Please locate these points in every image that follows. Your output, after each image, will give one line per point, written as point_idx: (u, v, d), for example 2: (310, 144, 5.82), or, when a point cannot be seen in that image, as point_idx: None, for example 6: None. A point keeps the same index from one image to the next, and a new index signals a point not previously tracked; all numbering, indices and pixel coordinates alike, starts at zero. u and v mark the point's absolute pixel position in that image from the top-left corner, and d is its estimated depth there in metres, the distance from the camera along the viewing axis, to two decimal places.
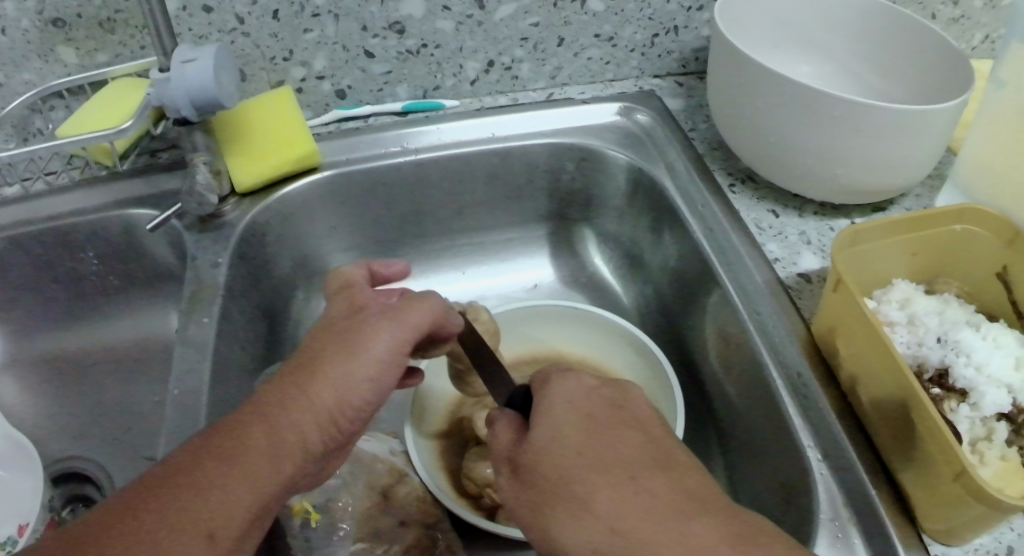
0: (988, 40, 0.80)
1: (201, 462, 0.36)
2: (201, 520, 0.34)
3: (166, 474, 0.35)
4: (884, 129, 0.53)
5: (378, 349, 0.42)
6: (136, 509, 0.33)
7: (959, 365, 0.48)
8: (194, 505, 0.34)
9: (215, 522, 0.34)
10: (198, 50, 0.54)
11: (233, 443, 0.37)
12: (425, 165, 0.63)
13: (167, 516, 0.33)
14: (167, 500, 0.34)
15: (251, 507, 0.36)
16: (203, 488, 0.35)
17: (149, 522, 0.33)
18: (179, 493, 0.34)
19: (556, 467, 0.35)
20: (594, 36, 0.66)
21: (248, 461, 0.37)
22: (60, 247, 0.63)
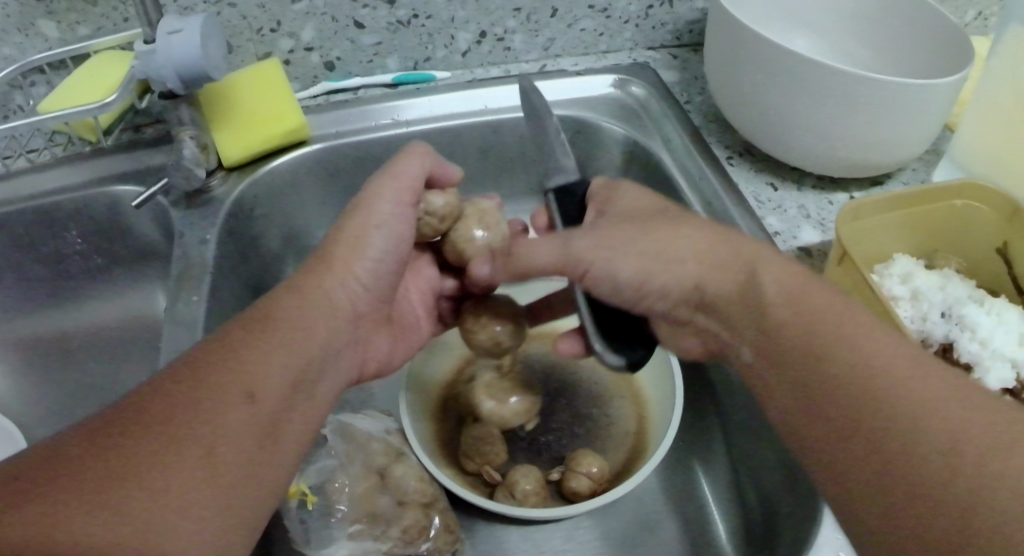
0: (980, 17, 0.79)
1: (228, 346, 0.37)
2: (237, 381, 0.35)
3: (187, 362, 0.36)
4: (884, 103, 0.52)
5: (382, 204, 0.46)
6: (160, 390, 0.34)
7: (963, 341, 0.49)
8: (221, 381, 0.35)
9: (248, 390, 0.36)
10: (184, 20, 0.53)
11: (257, 327, 0.39)
12: (416, 138, 0.62)
13: (225, 377, 0.35)
14: (200, 373, 0.35)
15: (282, 380, 0.38)
16: (235, 358, 0.36)
17: (177, 394, 0.34)
18: (204, 372, 0.35)
19: None
20: (588, 7, 0.65)
21: (272, 341, 0.39)
22: (44, 226, 0.61)
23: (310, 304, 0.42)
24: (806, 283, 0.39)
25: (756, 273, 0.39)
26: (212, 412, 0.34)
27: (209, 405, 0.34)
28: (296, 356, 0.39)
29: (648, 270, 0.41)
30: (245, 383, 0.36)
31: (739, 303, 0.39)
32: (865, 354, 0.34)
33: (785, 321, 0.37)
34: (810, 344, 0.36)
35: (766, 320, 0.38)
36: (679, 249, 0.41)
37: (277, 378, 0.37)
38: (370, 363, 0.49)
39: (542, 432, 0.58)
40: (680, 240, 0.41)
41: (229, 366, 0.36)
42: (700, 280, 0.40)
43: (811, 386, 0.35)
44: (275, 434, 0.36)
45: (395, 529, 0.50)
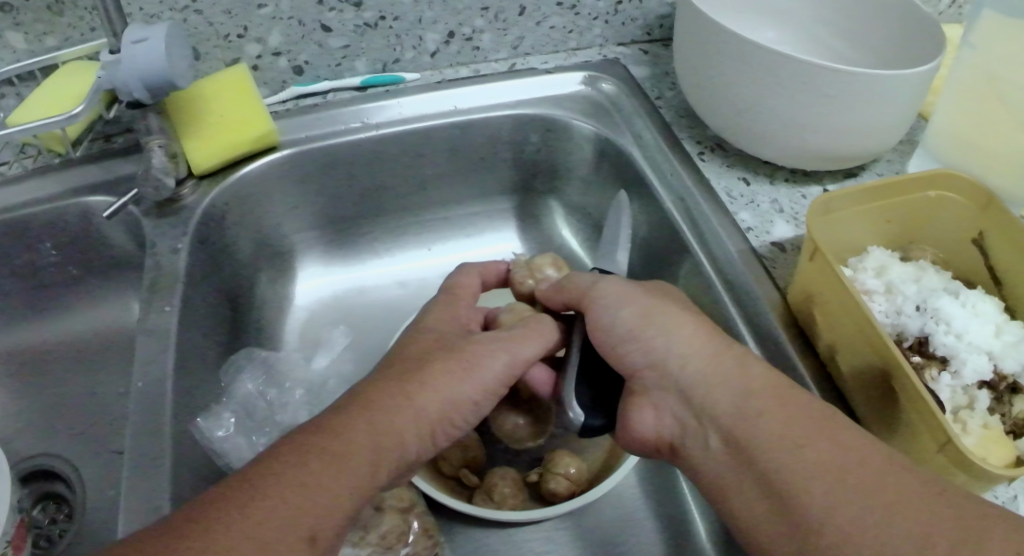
0: (954, 4, 0.79)
1: (305, 468, 0.35)
2: (305, 523, 0.33)
3: (272, 464, 0.35)
4: (852, 94, 0.52)
5: (487, 373, 0.44)
6: (245, 496, 0.33)
7: (939, 334, 0.47)
8: (305, 494, 0.34)
9: (315, 526, 0.33)
10: (148, 29, 0.52)
11: (345, 430, 0.37)
12: (386, 141, 0.62)
13: (285, 509, 0.33)
14: (270, 497, 0.33)
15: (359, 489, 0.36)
16: (306, 489, 0.34)
17: (263, 502, 0.33)
18: (288, 479, 0.34)
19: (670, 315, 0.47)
20: (557, 4, 0.65)
21: (357, 446, 0.37)
22: (16, 239, 0.61)
23: (412, 404, 0.41)
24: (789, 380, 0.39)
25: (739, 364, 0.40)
26: (283, 548, 0.32)
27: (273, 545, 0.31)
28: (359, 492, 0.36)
29: (664, 316, 0.44)
30: (310, 525, 0.33)
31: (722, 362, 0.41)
32: (847, 450, 0.34)
33: (761, 410, 0.37)
34: (775, 424, 0.36)
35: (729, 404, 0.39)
36: (664, 311, 0.44)
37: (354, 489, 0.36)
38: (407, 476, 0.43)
39: None
40: (676, 311, 0.44)
41: (295, 498, 0.33)
42: (700, 360, 0.41)
43: (775, 486, 0.35)
44: None
45: (373, 534, 0.49)
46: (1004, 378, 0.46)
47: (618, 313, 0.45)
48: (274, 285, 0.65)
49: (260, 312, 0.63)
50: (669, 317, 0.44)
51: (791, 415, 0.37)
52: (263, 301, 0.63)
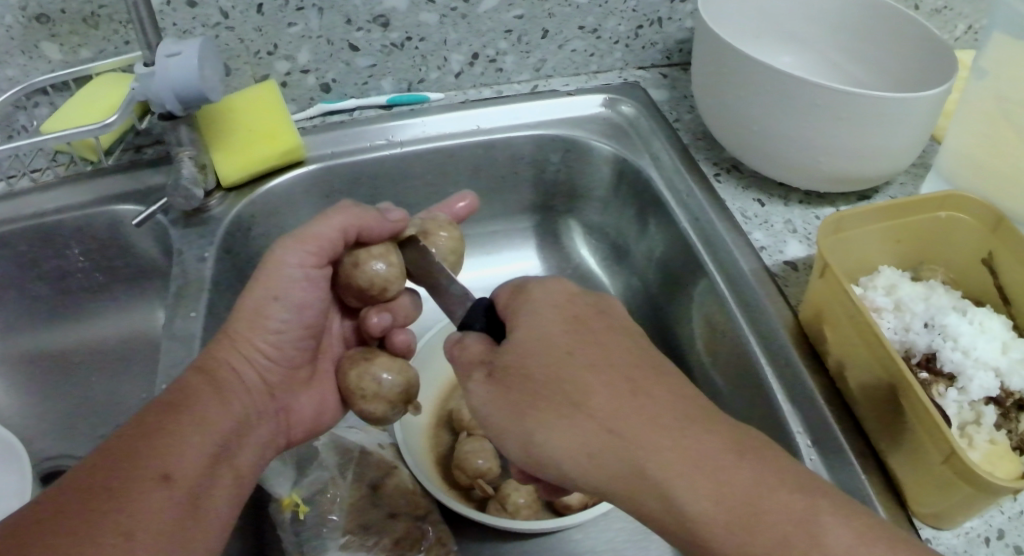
0: (970, 31, 0.80)
1: (158, 423, 0.40)
2: (161, 464, 0.38)
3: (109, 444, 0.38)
4: (868, 120, 0.53)
5: (293, 275, 0.47)
6: (94, 473, 0.36)
7: (946, 350, 0.48)
8: (164, 445, 0.39)
9: (166, 466, 0.38)
10: (182, 43, 0.53)
11: (178, 403, 0.42)
12: (410, 158, 0.64)
13: (145, 454, 0.38)
14: (132, 449, 0.38)
15: (210, 449, 0.41)
16: (165, 438, 0.39)
17: (114, 469, 0.36)
18: (137, 447, 0.38)
19: (544, 370, 0.36)
20: (578, 28, 0.66)
21: (195, 413, 0.42)
22: (46, 244, 0.62)
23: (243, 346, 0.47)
24: (695, 448, 0.32)
25: (660, 483, 0.32)
26: (146, 478, 0.37)
27: (136, 485, 0.36)
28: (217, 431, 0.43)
29: (540, 438, 0.35)
30: (163, 468, 0.38)
31: (644, 496, 0.32)
32: (754, 509, 0.30)
33: (688, 508, 0.31)
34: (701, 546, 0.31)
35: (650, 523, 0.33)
36: (543, 436, 0.35)
37: (204, 447, 0.41)
38: (297, 429, 0.51)
39: None
40: (551, 429, 0.34)
41: (152, 446, 0.38)
42: (597, 465, 0.33)
43: None
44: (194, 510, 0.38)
45: (387, 539, 0.51)
46: (1011, 395, 0.46)
47: (510, 451, 0.37)
48: None
49: None
50: (553, 439, 0.34)
51: (724, 503, 0.30)
52: None
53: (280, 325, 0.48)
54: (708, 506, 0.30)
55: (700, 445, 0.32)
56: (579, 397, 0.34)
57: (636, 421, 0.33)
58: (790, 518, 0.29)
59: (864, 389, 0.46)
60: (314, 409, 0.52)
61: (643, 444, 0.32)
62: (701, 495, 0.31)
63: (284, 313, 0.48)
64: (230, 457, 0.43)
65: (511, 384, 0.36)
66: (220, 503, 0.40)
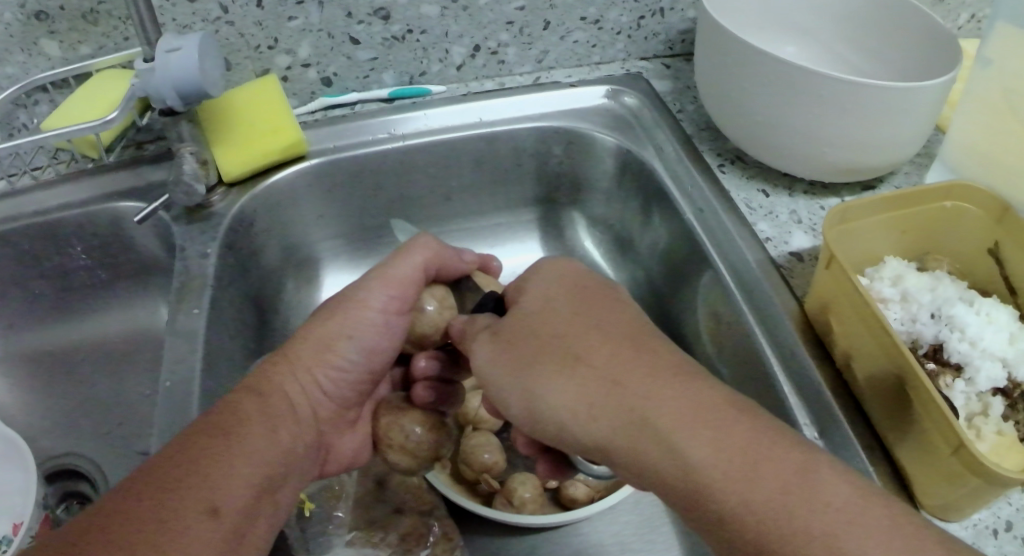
0: (973, 20, 0.79)
1: (208, 447, 0.38)
2: (210, 494, 0.36)
3: (158, 465, 0.36)
4: (873, 109, 0.53)
5: (369, 314, 0.48)
6: (144, 499, 0.34)
7: (953, 341, 0.48)
8: (213, 473, 0.37)
9: (217, 498, 0.37)
10: (182, 39, 0.53)
11: (232, 422, 0.40)
12: (412, 152, 0.63)
13: (194, 484, 0.36)
14: (181, 477, 0.36)
15: (258, 478, 0.40)
16: (215, 465, 0.38)
17: (164, 498, 0.35)
18: (188, 475, 0.36)
19: (548, 328, 0.38)
20: (580, 19, 0.66)
21: (248, 438, 0.40)
22: (47, 241, 0.62)
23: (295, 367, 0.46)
24: (694, 399, 0.33)
25: (659, 432, 0.33)
26: (192, 510, 0.35)
27: (185, 518, 0.35)
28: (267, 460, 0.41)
29: (540, 390, 0.36)
30: (212, 499, 0.36)
31: (641, 444, 0.33)
32: (752, 454, 0.30)
33: (685, 454, 0.32)
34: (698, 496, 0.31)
35: (649, 477, 0.33)
36: (544, 388, 0.36)
37: (253, 476, 0.39)
38: (332, 463, 0.51)
39: None
40: (554, 382, 0.36)
41: (202, 474, 0.37)
42: (596, 415, 0.34)
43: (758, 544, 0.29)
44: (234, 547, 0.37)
45: (393, 536, 0.51)
46: (1017, 385, 0.46)
47: (510, 409, 0.38)
48: (300, 292, 0.66)
49: (285, 317, 0.64)
50: (556, 391, 0.36)
51: (720, 449, 0.31)
52: (288, 308, 0.65)
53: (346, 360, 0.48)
54: (705, 452, 0.31)
55: (700, 399, 0.33)
56: (579, 351, 0.36)
57: (635, 374, 0.34)
58: (792, 467, 0.30)
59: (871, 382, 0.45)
60: (353, 445, 0.52)
61: (644, 394, 0.34)
62: (699, 442, 0.31)
63: (353, 353, 0.48)
64: (273, 487, 0.41)
65: (515, 344, 0.38)
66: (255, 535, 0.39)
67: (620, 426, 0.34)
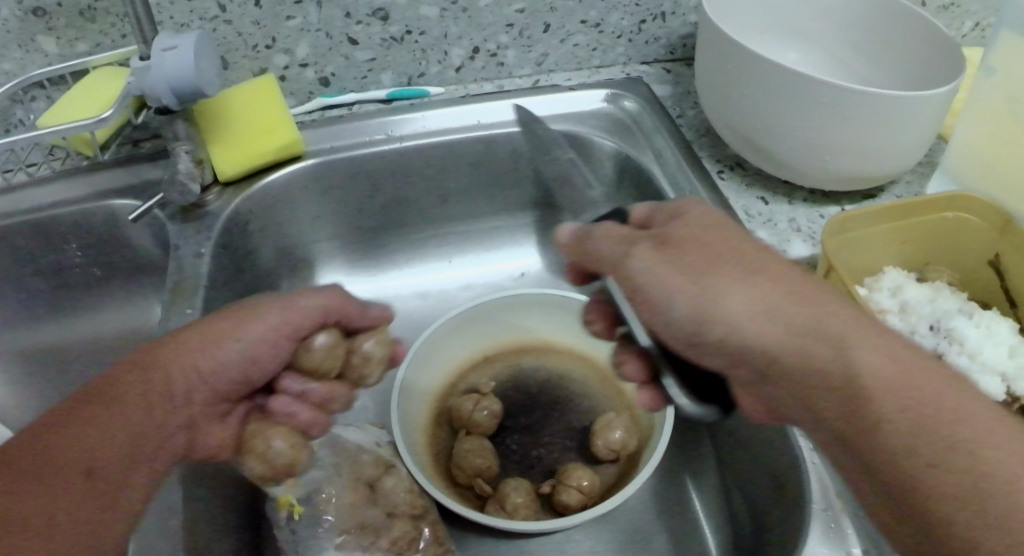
0: (977, 28, 0.79)
1: (111, 396, 0.39)
2: (96, 447, 0.37)
3: (55, 420, 0.38)
4: (874, 117, 0.52)
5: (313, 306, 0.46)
6: (40, 441, 0.37)
7: (953, 354, 0.48)
8: (111, 423, 0.39)
9: (102, 449, 0.38)
10: (178, 37, 0.53)
11: (103, 392, 0.40)
12: (410, 153, 0.63)
13: (88, 432, 0.38)
14: (85, 424, 0.38)
15: (136, 439, 0.39)
16: (115, 415, 0.39)
17: (29, 469, 0.35)
18: (83, 423, 0.38)
19: (725, 249, 0.36)
20: (581, 22, 0.66)
21: (125, 403, 0.40)
22: (42, 239, 0.62)
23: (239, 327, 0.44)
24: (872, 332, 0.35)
25: (909, 394, 0.32)
26: (73, 459, 0.36)
27: (63, 467, 0.36)
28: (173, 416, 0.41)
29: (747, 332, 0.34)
30: (93, 454, 0.37)
31: (881, 407, 0.33)
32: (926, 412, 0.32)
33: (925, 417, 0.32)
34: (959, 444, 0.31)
35: (867, 412, 0.33)
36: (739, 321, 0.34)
37: (128, 439, 0.39)
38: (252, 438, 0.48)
39: (534, 447, 0.59)
40: (733, 305, 0.34)
41: (102, 423, 0.38)
42: (833, 365, 0.34)
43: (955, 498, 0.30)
44: (110, 502, 0.37)
45: (384, 540, 0.50)
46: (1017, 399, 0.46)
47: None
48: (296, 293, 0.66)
49: None
50: (747, 329, 0.35)
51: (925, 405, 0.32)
52: None
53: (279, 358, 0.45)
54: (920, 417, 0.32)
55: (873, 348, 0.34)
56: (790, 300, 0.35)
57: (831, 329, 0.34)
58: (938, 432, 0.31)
59: None
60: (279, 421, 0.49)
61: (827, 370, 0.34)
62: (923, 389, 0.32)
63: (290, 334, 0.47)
64: (161, 443, 0.41)
65: (679, 252, 0.36)
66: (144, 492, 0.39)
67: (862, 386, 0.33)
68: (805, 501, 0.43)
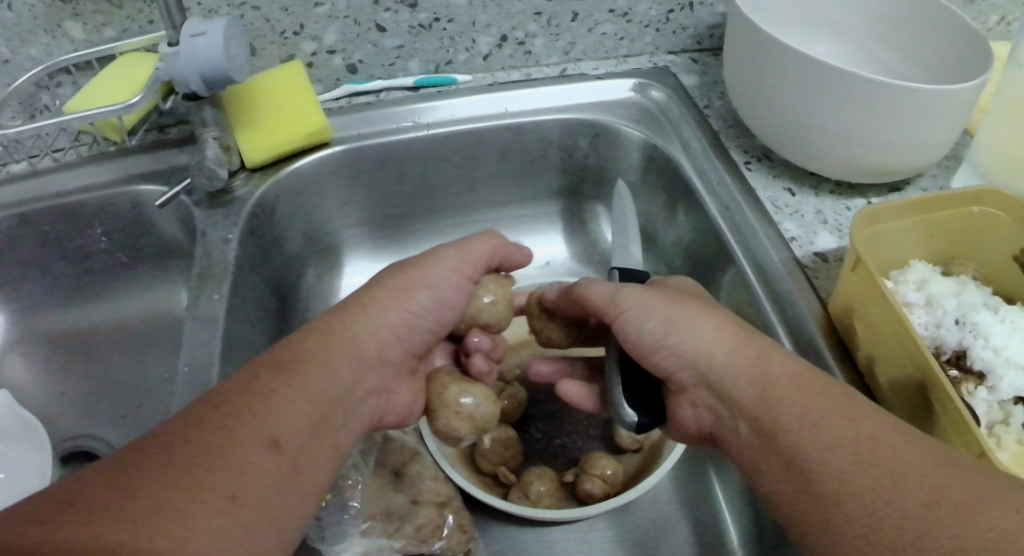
0: (1004, 22, 0.78)
1: (265, 381, 0.39)
2: (272, 426, 0.37)
3: (212, 405, 0.37)
4: (904, 109, 0.52)
5: (442, 272, 0.49)
6: (206, 421, 0.36)
7: (977, 348, 0.47)
8: (277, 406, 0.38)
9: (277, 430, 0.37)
10: (207, 23, 0.53)
11: (284, 368, 0.40)
12: (436, 140, 0.63)
13: (253, 416, 0.37)
14: (249, 405, 0.37)
15: (312, 417, 0.40)
16: (279, 398, 0.39)
17: (207, 446, 0.34)
18: (242, 405, 0.37)
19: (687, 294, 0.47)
20: (609, 11, 0.65)
21: (308, 382, 0.40)
22: (69, 223, 0.62)
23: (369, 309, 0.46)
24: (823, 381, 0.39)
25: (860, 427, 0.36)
26: (249, 438, 0.36)
27: (245, 447, 0.36)
28: (329, 398, 0.41)
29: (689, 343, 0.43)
30: (271, 431, 0.37)
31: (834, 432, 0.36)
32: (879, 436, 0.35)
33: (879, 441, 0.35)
34: (940, 510, 0.31)
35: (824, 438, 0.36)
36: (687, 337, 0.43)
37: (308, 417, 0.39)
38: (389, 416, 0.49)
39: (558, 435, 0.59)
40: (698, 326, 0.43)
41: (266, 405, 0.38)
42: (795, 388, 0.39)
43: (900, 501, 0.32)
44: (292, 481, 0.37)
45: (409, 527, 0.50)
46: None
47: (645, 324, 0.44)
48: (321, 279, 0.66)
49: (304, 304, 0.64)
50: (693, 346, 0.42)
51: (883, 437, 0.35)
52: (309, 294, 0.65)
53: (417, 317, 0.47)
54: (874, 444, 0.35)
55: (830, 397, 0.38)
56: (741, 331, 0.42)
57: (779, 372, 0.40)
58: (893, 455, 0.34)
59: (896, 387, 0.45)
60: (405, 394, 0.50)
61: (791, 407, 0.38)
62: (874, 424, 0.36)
63: (427, 302, 0.48)
64: (332, 427, 0.41)
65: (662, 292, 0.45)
66: (318, 472, 0.39)
67: (810, 413, 0.37)
68: None
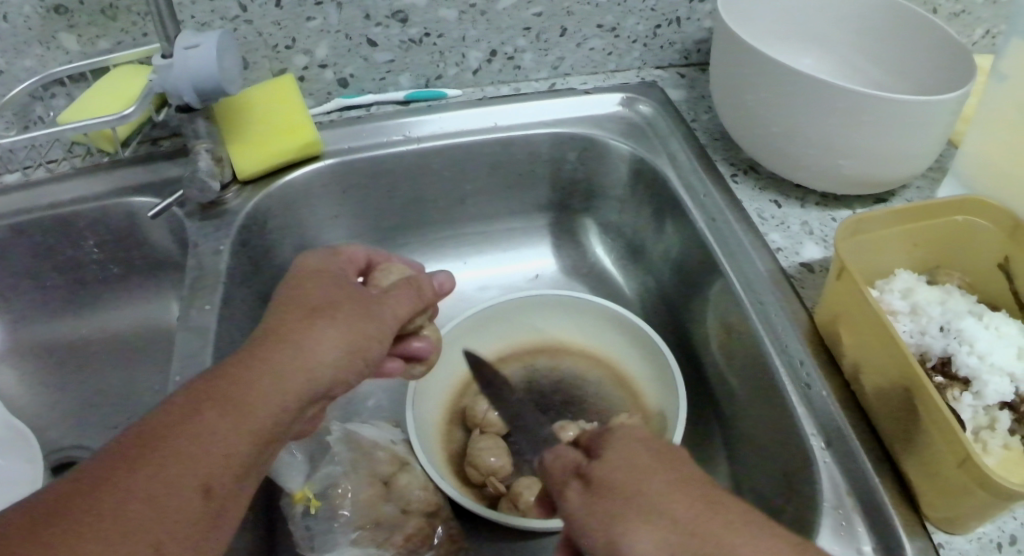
0: (988, 35, 0.79)
1: (197, 411, 0.34)
2: (202, 470, 0.33)
3: (133, 443, 0.33)
4: (885, 121, 0.53)
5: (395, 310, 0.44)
6: (124, 465, 0.32)
7: (961, 354, 0.47)
8: (209, 445, 0.34)
9: (208, 474, 0.33)
10: (200, 36, 0.53)
11: (218, 394, 0.36)
12: (427, 154, 0.64)
13: (178, 458, 0.33)
14: (172, 445, 0.33)
15: (251, 450, 0.36)
16: (214, 434, 0.34)
17: (117, 504, 0.30)
18: (166, 444, 0.33)
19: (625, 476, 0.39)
20: (598, 27, 0.66)
21: (251, 409, 0.36)
22: (60, 234, 0.63)
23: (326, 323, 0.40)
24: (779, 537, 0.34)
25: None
26: (172, 489, 0.32)
27: (166, 500, 0.31)
28: (274, 421, 0.37)
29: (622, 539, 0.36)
30: (202, 475, 0.33)
31: None
32: None
33: None
34: None
35: None
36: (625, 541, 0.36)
37: (249, 447, 0.36)
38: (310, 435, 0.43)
39: None
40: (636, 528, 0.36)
41: (195, 444, 0.33)
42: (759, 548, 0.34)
43: None
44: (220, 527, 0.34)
45: (398, 536, 0.51)
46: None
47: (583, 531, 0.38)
48: None
49: None
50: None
51: None
52: None
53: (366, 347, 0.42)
54: None
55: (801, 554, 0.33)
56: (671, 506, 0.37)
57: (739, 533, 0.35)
58: None
59: (880, 396, 0.45)
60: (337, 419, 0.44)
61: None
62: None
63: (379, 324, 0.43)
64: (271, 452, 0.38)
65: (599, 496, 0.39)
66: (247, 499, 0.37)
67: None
68: (817, 497, 0.45)
